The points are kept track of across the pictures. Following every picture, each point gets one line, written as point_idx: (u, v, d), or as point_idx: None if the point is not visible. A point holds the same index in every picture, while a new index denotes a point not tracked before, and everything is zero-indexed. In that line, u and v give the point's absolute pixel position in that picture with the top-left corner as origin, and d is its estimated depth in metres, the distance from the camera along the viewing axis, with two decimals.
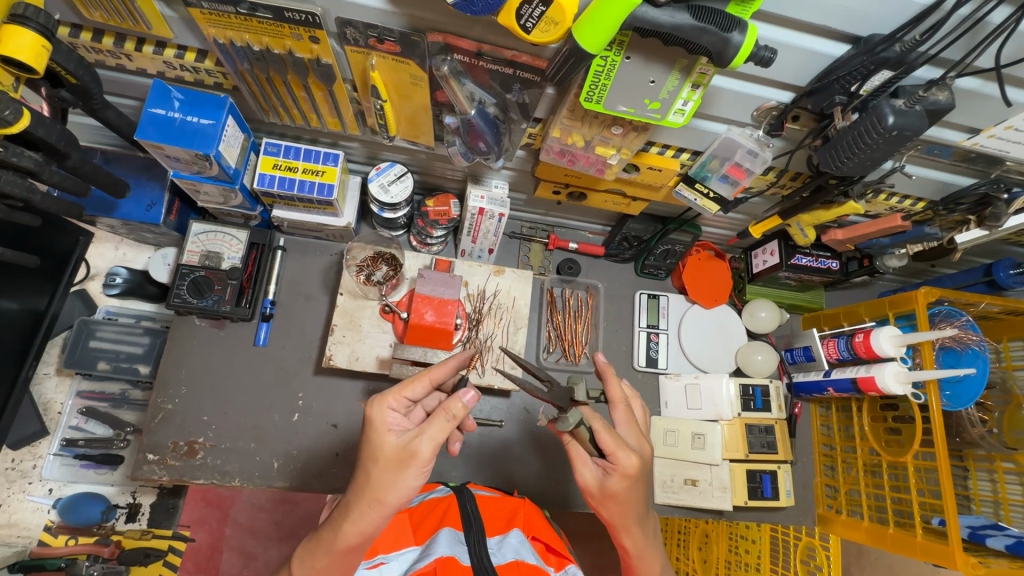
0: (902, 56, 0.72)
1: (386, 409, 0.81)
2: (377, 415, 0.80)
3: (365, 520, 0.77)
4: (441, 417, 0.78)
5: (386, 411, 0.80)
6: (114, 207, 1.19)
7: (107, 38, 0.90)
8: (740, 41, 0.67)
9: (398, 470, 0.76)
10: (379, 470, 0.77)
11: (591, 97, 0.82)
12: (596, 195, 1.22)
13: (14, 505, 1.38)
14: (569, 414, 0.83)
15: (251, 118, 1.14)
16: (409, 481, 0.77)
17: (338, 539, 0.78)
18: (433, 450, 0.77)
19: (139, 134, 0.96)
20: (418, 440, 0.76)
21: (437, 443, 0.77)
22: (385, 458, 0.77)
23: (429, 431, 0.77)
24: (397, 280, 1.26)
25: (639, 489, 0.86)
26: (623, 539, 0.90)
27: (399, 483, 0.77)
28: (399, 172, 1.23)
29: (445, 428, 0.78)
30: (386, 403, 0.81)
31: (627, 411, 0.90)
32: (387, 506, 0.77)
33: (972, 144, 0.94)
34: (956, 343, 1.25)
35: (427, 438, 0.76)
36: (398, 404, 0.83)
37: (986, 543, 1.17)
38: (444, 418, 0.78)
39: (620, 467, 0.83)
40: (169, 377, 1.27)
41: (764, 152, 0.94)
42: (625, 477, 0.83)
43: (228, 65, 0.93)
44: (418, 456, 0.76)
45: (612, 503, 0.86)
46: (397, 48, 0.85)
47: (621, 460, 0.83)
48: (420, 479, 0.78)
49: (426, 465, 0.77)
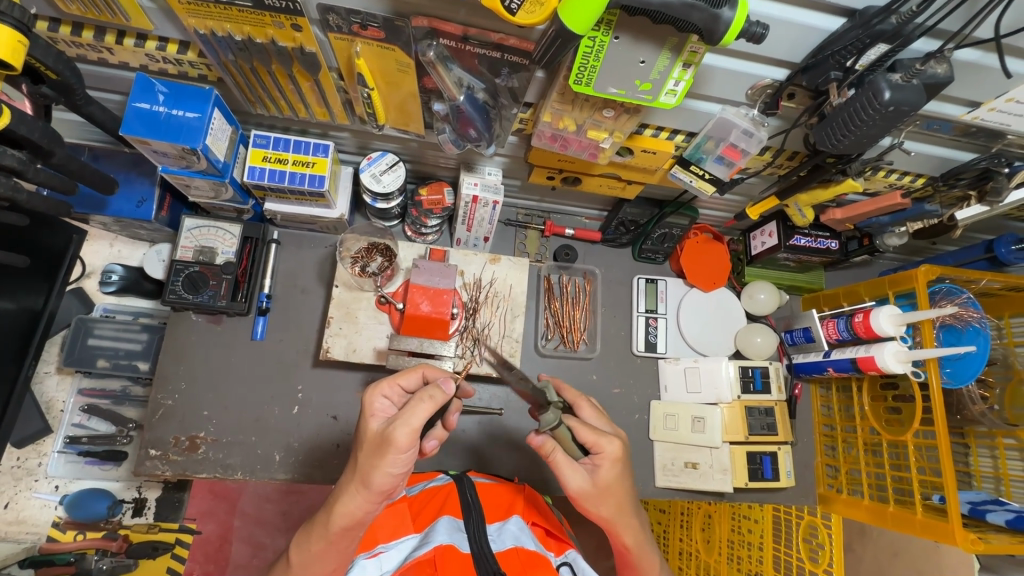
0: (898, 28, 0.71)
1: (377, 396, 0.83)
2: (368, 401, 0.82)
3: (354, 501, 0.78)
4: (418, 402, 0.74)
5: (376, 396, 0.82)
6: (104, 204, 1.18)
7: (86, 32, 0.89)
8: (730, 18, 0.65)
9: (376, 455, 0.75)
10: (364, 455, 0.77)
11: (581, 79, 0.80)
12: (590, 179, 1.21)
13: (22, 502, 1.40)
14: (544, 413, 0.82)
15: (239, 110, 1.13)
16: (388, 468, 0.74)
17: (331, 523, 0.79)
18: (410, 437, 0.73)
19: (125, 129, 0.95)
20: (392, 427, 0.73)
21: (413, 429, 0.73)
22: (368, 444, 0.77)
23: (405, 415, 0.73)
24: (392, 271, 1.25)
25: (626, 474, 0.86)
26: (621, 534, 0.90)
27: (379, 469, 0.75)
28: (391, 161, 1.21)
29: (423, 414, 0.74)
30: (378, 390, 0.83)
31: (591, 405, 0.93)
32: (372, 490, 0.76)
33: (972, 118, 0.92)
34: (956, 320, 1.23)
35: (401, 423, 0.72)
36: (391, 392, 0.84)
37: (986, 518, 1.17)
38: (422, 403, 0.74)
39: (607, 454, 0.83)
40: (169, 373, 1.27)
41: (759, 131, 0.92)
42: (614, 463, 0.84)
43: (211, 57, 0.91)
44: (392, 444, 0.73)
45: (606, 495, 0.84)
46: (381, 34, 0.83)
47: (606, 447, 0.83)
48: (400, 465, 0.75)
49: (403, 451, 0.74)
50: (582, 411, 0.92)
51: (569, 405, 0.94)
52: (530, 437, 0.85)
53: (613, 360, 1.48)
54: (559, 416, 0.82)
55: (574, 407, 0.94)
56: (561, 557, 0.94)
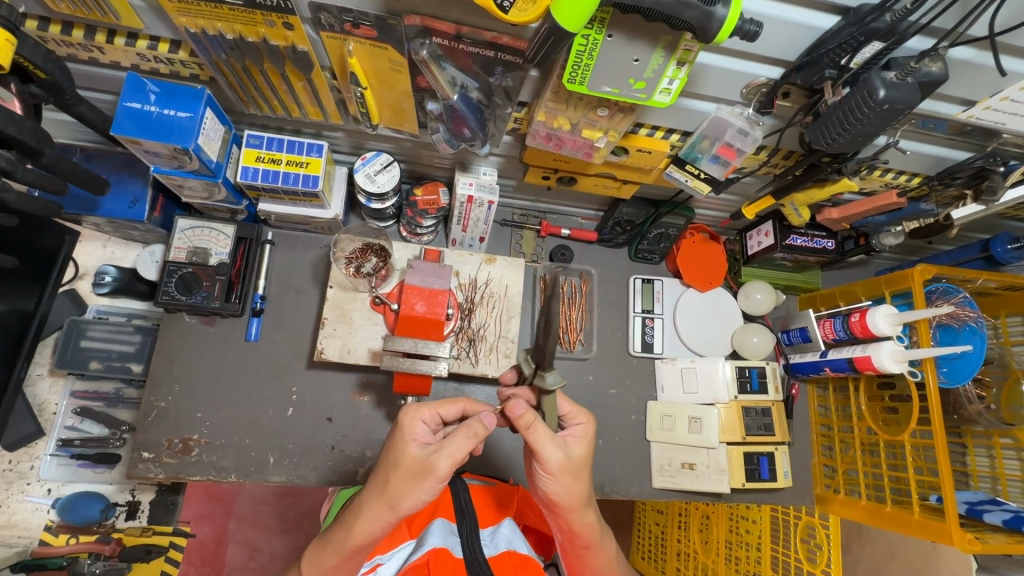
0: (893, 26, 0.70)
1: (417, 420, 0.80)
2: (406, 423, 0.79)
3: (374, 521, 0.77)
4: (463, 435, 0.76)
5: (416, 420, 0.79)
6: (96, 205, 1.17)
7: (76, 31, 0.88)
8: (724, 15, 0.65)
9: (412, 481, 0.76)
10: (395, 477, 0.76)
11: (574, 78, 0.79)
12: (586, 179, 1.20)
13: (14, 505, 1.38)
14: (547, 373, 0.80)
15: (232, 110, 1.12)
16: (422, 494, 0.76)
17: (349, 540, 0.78)
18: (450, 468, 0.76)
19: (116, 129, 0.94)
20: (436, 456, 0.75)
21: (455, 461, 0.75)
22: (403, 467, 0.76)
23: (451, 447, 0.76)
24: (387, 271, 1.24)
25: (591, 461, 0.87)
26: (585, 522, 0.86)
27: (413, 494, 0.76)
28: (385, 161, 1.20)
29: (465, 446, 0.76)
30: (417, 413, 0.80)
31: None
32: (396, 511, 0.77)
33: (967, 116, 0.92)
34: (952, 320, 1.24)
35: (445, 454, 0.75)
36: (429, 417, 0.82)
37: (983, 518, 1.17)
38: (465, 436, 0.76)
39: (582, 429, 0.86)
40: (162, 375, 1.26)
41: (754, 130, 0.92)
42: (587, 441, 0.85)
43: (202, 56, 0.90)
44: (434, 473, 0.74)
45: (576, 477, 0.83)
46: (373, 33, 0.82)
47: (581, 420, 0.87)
48: (433, 493, 0.77)
49: (441, 481, 0.76)
50: None
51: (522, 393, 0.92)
52: (511, 404, 0.78)
53: (609, 361, 1.47)
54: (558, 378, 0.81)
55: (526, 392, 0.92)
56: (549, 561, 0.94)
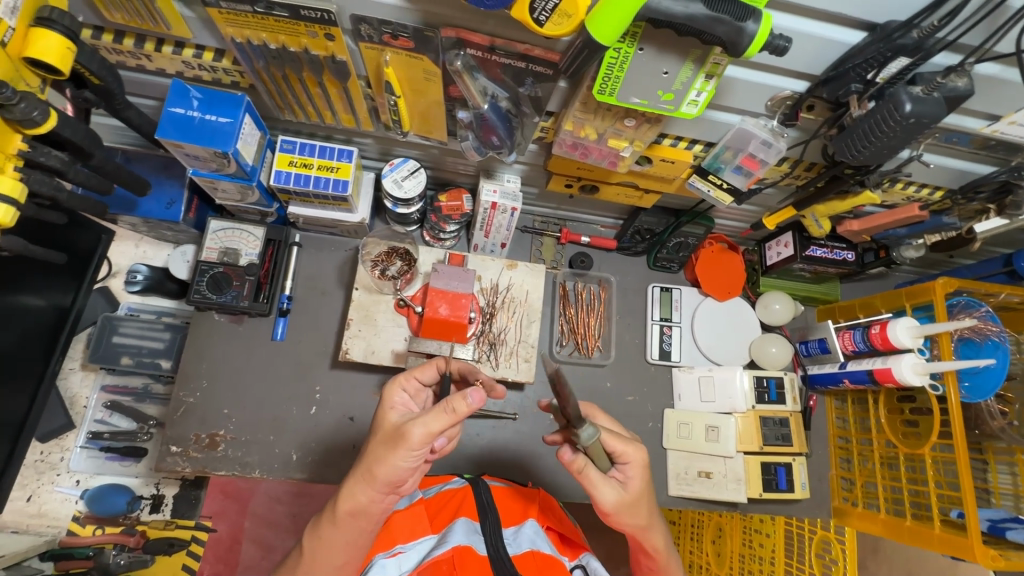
0: (920, 42, 0.72)
1: (396, 390, 0.88)
2: (388, 393, 0.88)
3: (360, 489, 0.80)
4: (441, 407, 0.76)
5: (395, 389, 0.88)
6: (135, 205, 1.22)
7: (128, 39, 0.92)
8: (754, 30, 0.67)
9: (388, 448, 0.77)
10: (375, 444, 0.80)
11: (604, 89, 0.82)
12: (608, 188, 1.22)
13: (44, 495, 1.42)
14: (581, 430, 0.80)
15: (267, 116, 1.16)
16: (398, 462, 0.76)
17: (337, 507, 0.80)
18: (424, 438, 0.75)
19: (160, 133, 0.98)
20: (410, 424, 0.76)
21: (429, 432, 0.75)
22: (381, 433, 0.80)
23: (425, 415, 0.76)
24: (411, 274, 1.28)
25: (649, 483, 0.89)
26: (650, 539, 0.91)
27: (386, 462, 0.77)
28: (412, 167, 1.23)
29: (443, 420, 0.76)
30: (397, 384, 0.89)
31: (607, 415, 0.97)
32: (376, 482, 0.78)
33: (992, 131, 0.93)
34: (975, 334, 1.23)
35: (418, 422, 0.75)
36: (408, 386, 0.90)
37: (1006, 536, 1.15)
38: (443, 411, 0.76)
39: (634, 462, 0.85)
40: (191, 371, 1.30)
41: (778, 143, 0.93)
42: (641, 471, 0.85)
43: (245, 64, 0.94)
44: (406, 439, 0.75)
45: (637, 508, 0.86)
46: (411, 44, 0.85)
47: (634, 453, 0.85)
48: (411, 462, 0.77)
49: (415, 450, 0.76)
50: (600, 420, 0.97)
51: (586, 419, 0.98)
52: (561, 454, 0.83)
53: (626, 368, 1.48)
54: (594, 430, 0.80)
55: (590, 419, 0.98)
56: (576, 562, 0.95)
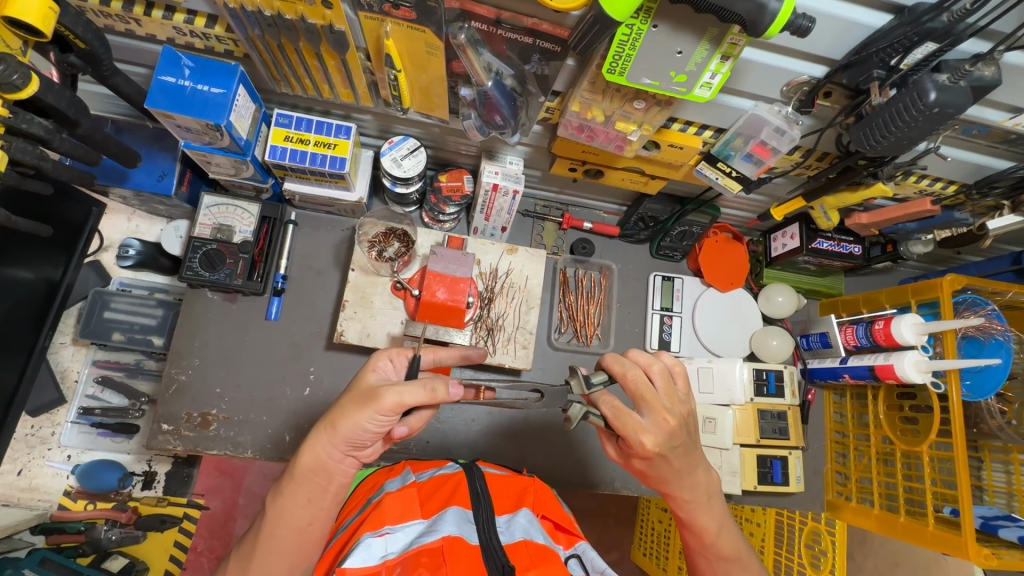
0: (949, 26, 0.69)
1: (383, 357, 0.88)
2: (375, 357, 0.88)
3: (319, 441, 0.82)
4: (420, 382, 0.79)
5: (383, 355, 0.88)
6: (125, 176, 1.18)
7: (115, 2, 0.88)
8: (776, 9, 0.63)
9: (357, 406, 0.80)
10: (349, 399, 0.82)
11: (614, 68, 0.78)
12: (613, 172, 1.19)
13: (35, 469, 1.42)
14: (569, 406, 0.86)
15: (262, 88, 1.12)
16: (360, 419, 0.79)
17: (297, 471, 0.82)
18: (395, 405, 0.77)
19: (149, 103, 0.94)
20: (386, 389, 0.78)
21: (401, 401, 0.77)
22: (357, 391, 0.83)
23: (405, 386, 0.78)
24: (409, 256, 1.25)
25: (670, 462, 0.85)
26: (681, 513, 0.92)
27: (351, 419, 0.79)
28: (412, 146, 1.19)
29: (420, 393, 0.78)
30: (385, 352, 0.89)
31: (639, 388, 0.83)
32: (337, 432, 0.81)
33: (1014, 124, 0.89)
34: (980, 332, 1.21)
35: (395, 391, 0.78)
36: (396, 356, 0.90)
37: (997, 534, 1.15)
38: (421, 386, 0.78)
39: (637, 448, 0.82)
40: (182, 349, 1.28)
41: (792, 129, 0.90)
42: (645, 455, 0.82)
43: (239, 32, 0.90)
44: (377, 400, 0.77)
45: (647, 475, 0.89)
46: (412, 15, 0.80)
47: (635, 441, 0.81)
48: (375, 424, 0.79)
49: (381, 413, 0.78)
50: (630, 391, 0.84)
51: (620, 380, 0.85)
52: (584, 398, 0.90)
53: None
54: (579, 412, 0.84)
55: (623, 383, 0.85)
56: (570, 550, 0.92)
